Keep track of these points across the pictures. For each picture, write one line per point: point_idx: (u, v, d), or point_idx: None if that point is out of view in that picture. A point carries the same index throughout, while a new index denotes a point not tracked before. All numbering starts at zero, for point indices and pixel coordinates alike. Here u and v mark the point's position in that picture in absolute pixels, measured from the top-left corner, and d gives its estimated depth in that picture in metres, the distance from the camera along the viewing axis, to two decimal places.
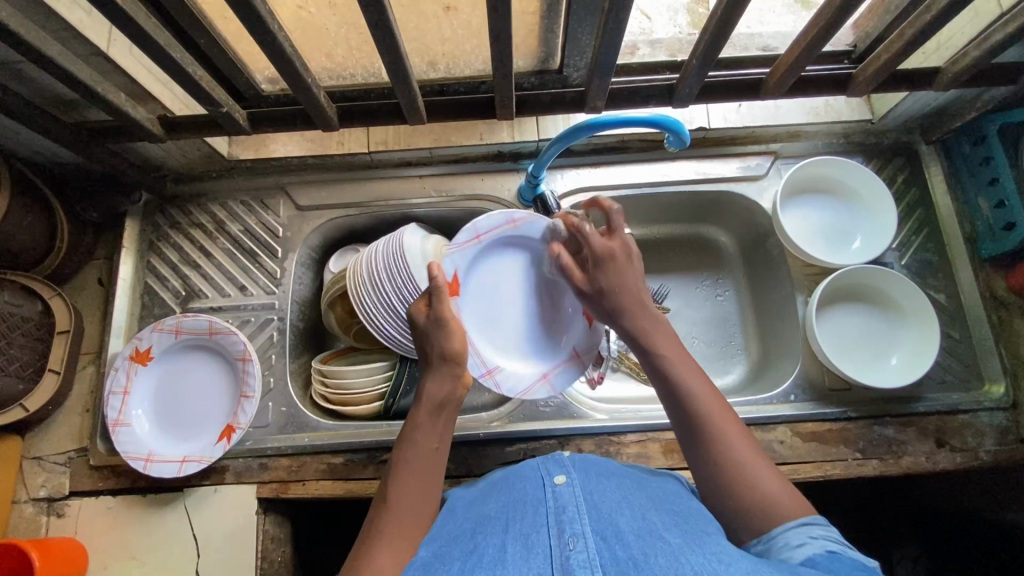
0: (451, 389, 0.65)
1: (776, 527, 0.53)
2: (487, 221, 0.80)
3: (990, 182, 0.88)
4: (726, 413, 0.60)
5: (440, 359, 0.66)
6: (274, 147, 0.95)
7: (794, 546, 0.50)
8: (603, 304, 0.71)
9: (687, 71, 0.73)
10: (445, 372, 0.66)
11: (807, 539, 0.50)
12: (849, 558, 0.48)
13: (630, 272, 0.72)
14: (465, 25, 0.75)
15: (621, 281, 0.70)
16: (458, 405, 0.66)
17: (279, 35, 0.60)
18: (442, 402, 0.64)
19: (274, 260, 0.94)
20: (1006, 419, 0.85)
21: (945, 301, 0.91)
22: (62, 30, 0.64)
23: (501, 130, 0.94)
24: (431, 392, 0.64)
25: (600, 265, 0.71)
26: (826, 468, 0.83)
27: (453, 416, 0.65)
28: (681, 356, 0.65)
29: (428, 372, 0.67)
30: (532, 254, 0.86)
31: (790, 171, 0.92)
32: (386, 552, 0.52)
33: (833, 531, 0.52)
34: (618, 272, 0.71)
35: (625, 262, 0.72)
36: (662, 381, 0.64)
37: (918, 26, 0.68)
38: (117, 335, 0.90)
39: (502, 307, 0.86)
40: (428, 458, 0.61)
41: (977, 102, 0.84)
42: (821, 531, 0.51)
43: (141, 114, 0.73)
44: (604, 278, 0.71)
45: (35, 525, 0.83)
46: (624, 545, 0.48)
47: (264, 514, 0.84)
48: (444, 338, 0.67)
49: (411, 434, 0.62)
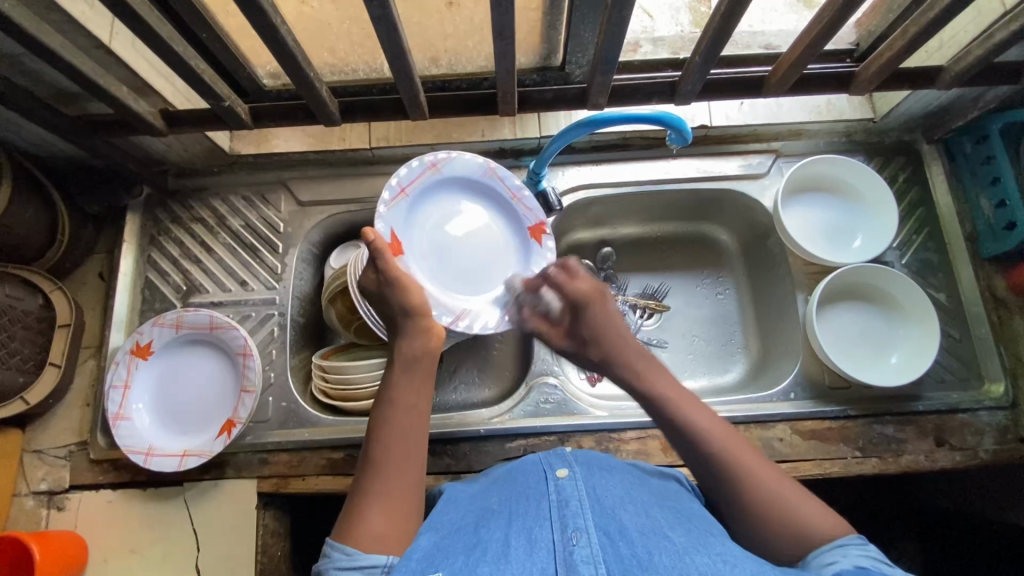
0: (425, 343, 0.65)
1: (808, 551, 0.53)
2: (407, 172, 0.80)
3: (992, 182, 0.89)
4: (741, 444, 0.60)
5: (404, 317, 0.67)
6: (277, 142, 0.93)
7: (825, 564, 0.51)
8: (595, 352, 0.71)
9: (689, 68, 0.73)
10: (416, 328, 0.66)
11: (839, 557, 0.50)
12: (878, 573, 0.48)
13: (610, 312, 0.73)
14: (467, 21, 0.76)
15: (600, 322, 0.72)
16: (436, 359, 0.66)
17: (283, 29, 0.60)
18: (418, 356, 0.64)
19: (275, 255, 0.94)
20: (1005, 418, 0.85)
21: (946, 300, 0.91)
22: (65, 23, 0.64)
23: (503, 127, 0.94)
24: (405, 348, 0.65)
25: (580, 309, 0.73)
26: (825, 466, 0.83)
27: (431, 369, 0.65)
28: (678, 392, 0.65)
29: (398, 333, 0.67)
30: (467, 193, 0.87)
31: (794, 168, 0.93)
32: (377, 515, 0.53)
33: (869, 550, 0.51)
34: (594, 319, 0.72)
35: (598, 302, 0.73)
36: (668, 425, 0.63)
37: (921, 24, 0.68)
38: (118, 330, 0.90)
39: (450, 249, 0.85)
40: (409, 414, 0.60)
41: (978, 103, 0.85)
42: (857, 550, 0.51)
43: (142, 107, 0.73)
44: (585, 324, 0.72)
45: (36, 518, 0.83)
46: (628, 542, 0.49)
47: (264, 509, 0.84)
48: (402, 295, 0.67)
49: (389, 394, 0.61)
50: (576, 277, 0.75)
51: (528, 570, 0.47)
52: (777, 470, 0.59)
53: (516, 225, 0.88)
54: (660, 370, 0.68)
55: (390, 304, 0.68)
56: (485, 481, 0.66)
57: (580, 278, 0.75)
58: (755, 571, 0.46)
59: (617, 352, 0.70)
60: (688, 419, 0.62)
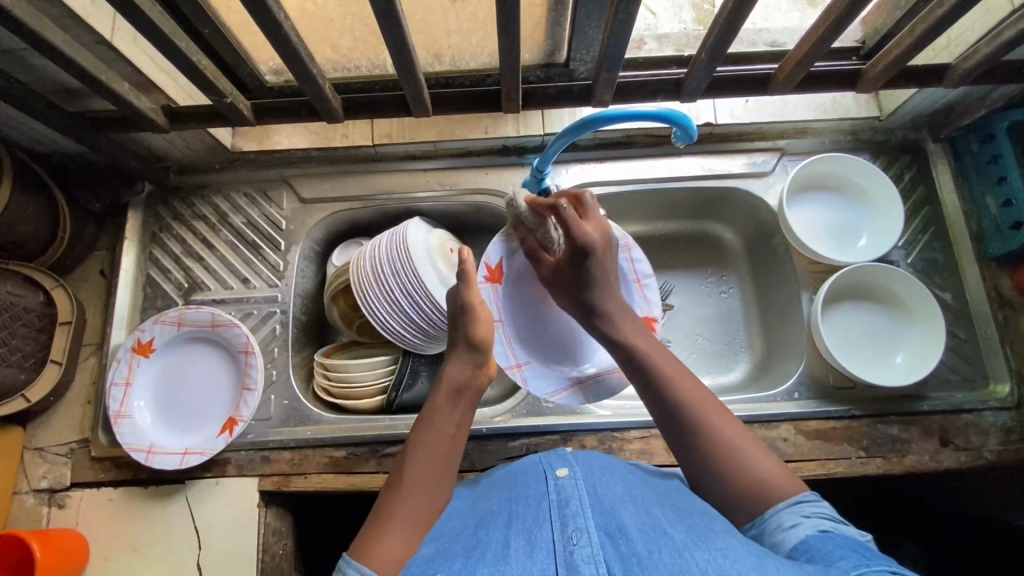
0: (472, 374, 0.66)
1: (766, 508, 0.55)
2: None
3: (998, 182, 0.88)
4: (704, 395, 0.61)
5: (465, 344, 0.68)
6: (278, 139, 0.93)
7: (787, 527, 0.52)
8: (581, 295, 0.69)
9: (695, 65, 0.72)
10: (465, 358, 0.67)
11: (799, 519, 0.52)
12: (841, 536, 0.49)
13: (610, 263, 0.69)
14: (472, 18, 0.75)
15: (603, 271, 0.68)
16: (478, 393, 0.66)
17: (286, 24, 0.60)
18: (462, 385, 0.65)
19: (277, 253, 0.94)
20: (1011, 419, 0.85)
21: (951, 300, 0.91)
22: (66, 18, 0.63)
23: (506, 124, 0.94)
24: (452, 376, 0.65)
25: (587, 253, 0.67)
26: (829, 466, 0.82)
27: (472, 403, 0.65)
28: (650, 344, 0.66)
29: (449, 355, 0.68)
30: None
31: (797, 167, 0.93)
32: (396, 538, 0.52)
33: (824, 507, 0.53)
34: (596, 266, 0.68)
35: (602, 251, 0.68)
36: (636, 368, 0.64)
37: (929, 21, 0.67)
38: (120, 327, 0.89)
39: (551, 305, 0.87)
40: (445, 442, 0.60)
41: (986, 101, 0.84)
42: (813, 508, 0.53)
43: (144, 103, 0.72)
44: (587, 270, 0.68)
45: (37, 516, 0.83)
46: (628, 540, 0.49)
47: (266, 507, 0.84)
48: (471, 324, 0.68)
49: (429, 416, 0.62)
50: (586, 218, 0.71)
51: (528, 569, 0.47)
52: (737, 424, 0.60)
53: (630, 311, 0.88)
54: (635, 321, 0.68)
55: (456, 326, 0.69)
56: (486, 482, 0.65)
57: (589, 220, 0.70)
58: (754, 564, 0.45)
59: (606, 299, 0.68)
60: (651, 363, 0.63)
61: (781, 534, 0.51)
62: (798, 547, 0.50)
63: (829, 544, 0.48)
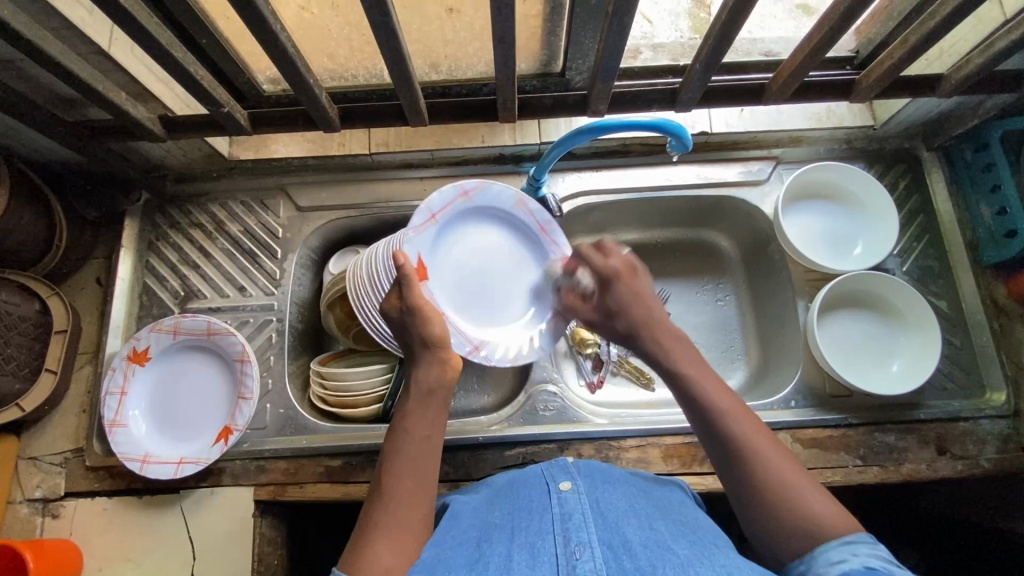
0: (440, 374, 0.64)
1: (816, 546, 0.51)
2: (440, 199, 0.80)
3: (992, 190, 0.88)
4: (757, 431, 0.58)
5: (421, 346, 0.66)
6: (275, 147, 0.94)
7: (833, 563, 0.49)
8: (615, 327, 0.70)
9: (690, 75, 0.73)
10: (434, 358, 0.65)
11: (848, 556, 0.49)
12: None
13: (642, 290, 0.70)
14: (468, 27, 0.76)
15: (635, 298, 0.69)
16: (449, 391, 0.65)
17: (282, 35, 0.60)
18: (432, 388, 0.63)
19: (274, 260, 0.94)
20: (1007, 427, 0.85)
21: (948, 309, 0.91)
22: (64, 29, 0.63)
23: (503, 133, 0.94)
24: (423, 379, 0.64)
25: (610, 285, 0.70)
26: (826, 475, 0.82)
27: (445, 402, 0.64)
28: (702, 370, 0.63)
29: (414, 364, 0.66)
30: (490, 219, 0.87)
31: (794, 175, 0.93)
32: (385, 549, 0.52)
33: (879, 549, 0.49)
34: (622, 294, 0.69)
35: (629, 281, 0.70)
36: (687, 399, 0.61)
37: (921, 32, 0.68)
38: (116, 335, 0.89)
39: (472, 276, 0.86)
40: (420, 446, 0.59)
41: (977, 110, 0.85)
42: (867, 549, 0.49)
43: (141, 112, 0.72)
44: (615, 301, 0.70)
45: (31, 526, 0.82)
46: (631, 556, 0.48)
47: (261, 516, 0.83)
48: (421, 325, 0.66)
49: (401, 421, 0.61)
50: (610, 253, 0.72)
51: None
52: (790, 457, 0.57)
53: (541, 256, 0.90)
54: (690, 352, 0.65)
55: (410, 330, 0.66)
56: (488, 494, 0.65)
57: (610, 255, 0.72)
58: None
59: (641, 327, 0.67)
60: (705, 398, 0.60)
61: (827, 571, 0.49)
62: None
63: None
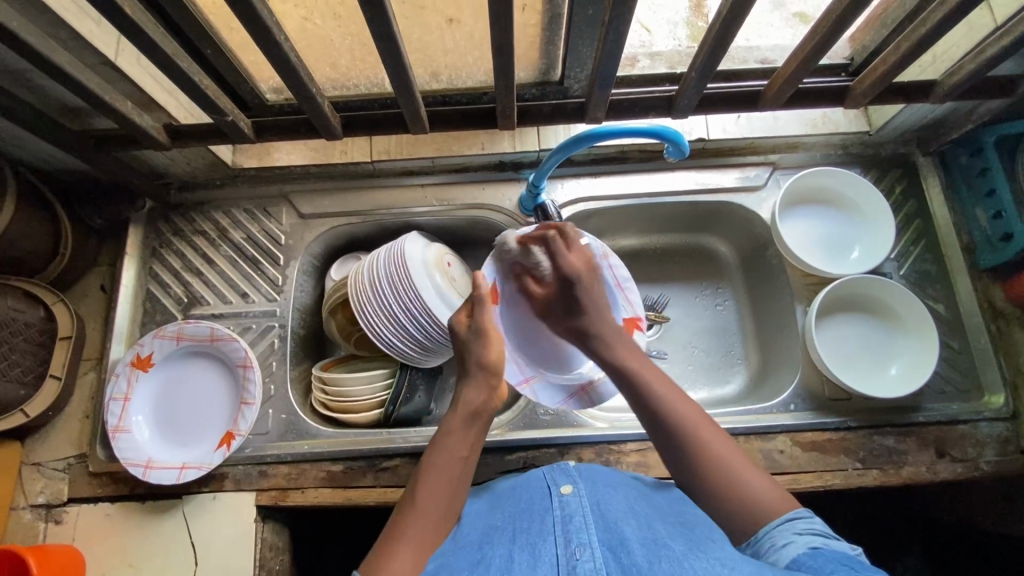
0: (486, 399, 0.66)
1: (760, 526, 0.57)
2: (524, 232, 0.80)
3: (988, 194, 0.89)
4: (702, 420, 0.64)
5: (478, 368, 0.68)
6: (278, 156, 0.95)
7: (781, 545, 0.54)
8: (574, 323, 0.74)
9: (685, 83, 0.74)
10: (483, 382, 0.67)
11: (793, 537, 0.54)
12: (829, 551, 0.51)
13: (595, 288, 0.74)
14: (468, 37, 0.77)
15: (588, 295, 0.73)
16: (490, 417, 0.67)
17: (286, 45, 0.61)
18: (476, 411, 0.65)
19: (276, 267, 0.95)
20: (1006, 429, 0.85)
21: (945, 312, 0.91)
22: (72, 40, 0.65)
23: (503, 140, 0.95)
24: (468, 400, 0.66)
25: (568, 282, 0.73)
26: (826, 478, 0.83)
27: (485, 426, 0.66)
28: (645, 364, 0.69)
29: (464, 379, 0.68)
30: None
31: (791, 179, 0.94)
32: (408, 555, 0.54)
33: (816, 523, 0.55)
34: (584, 292, 0.73)
35: (584, 278, 0.74)
36: (635, 395, 0.67)
37: (913, 39, 0.69)
38: (119, 342, 0.90)
39: None
40: (458, 465, 0.61)
41: (972, 114, 0.86)
42: (807, 526, 0.55)
43: (146, 121, 0.74)
44: (572, 299, 0.73)
45: (34, 532, 0.83)
46: (629, 553, 0.49)
47: (263, 522, 0.84)
48: (483, 348, 0.68)
49: (442, 440, 0.63)
50: (571, 247, 0.75)
51: None
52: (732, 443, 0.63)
53: None
54: (632, 349, 0.70)
55: (470, 352, 0.68)
56: (490, 497, 0.66)
57: (576, 250, 0.75)
58: None
59: (600, 325, 0.72)
60: (651, 390, 0.65)
61: (776, 553, 0.53)
62: (791, 564, 0.51)
63: (820, 560, 0.50)
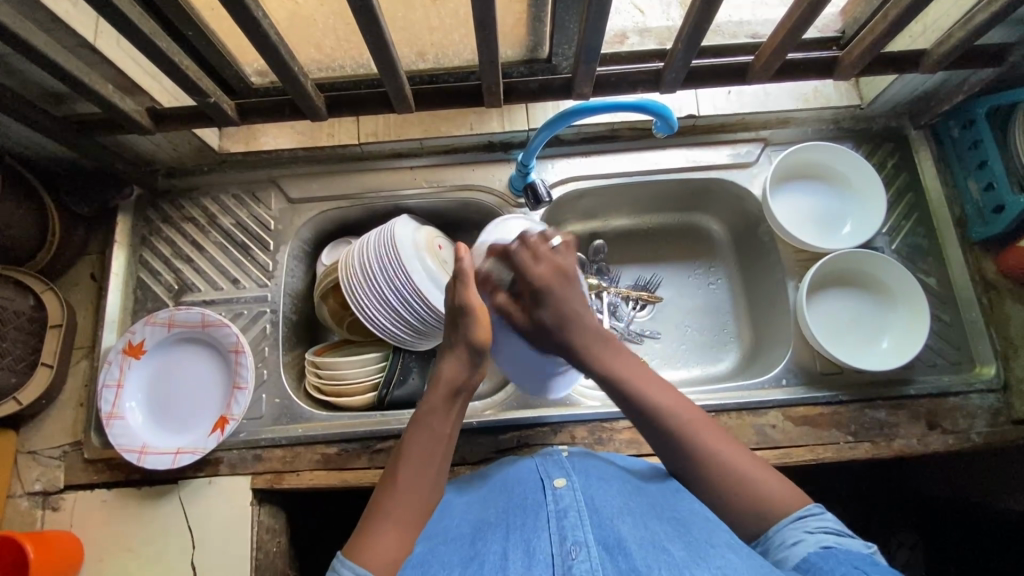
0: (466, 375, 0.66)
1: (770, 526, 0.56)
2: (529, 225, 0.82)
3: (980, 166, 0.88)
4: (698, 417, 0.64)
5: (464, 346, 0.66)
6: (265, 140, 0.94)
7: (790, 544, 0.53)
8: (558, 339, 0.71)
9: (671, 57, 0.74)
10: (462, 359, 0.66)
11: (803, 535, 0.53)
12: (843, 550, 0.50)
13: (572, 294, 0.72)
14: (453, 14, 0.76)
15: (566, 316, 0.71)
16: (471, 394, 0.67)
17: (264, 22, 0.60)
18: (457, 387, 0.66)
19: (266, 252, 0.94)
20: (997, 401, 0.85)
21: (936, 285, 0.91)
22: (49, 22, 0.63)
23: (491, 120, 0.94)
24: (445, 378, 0.66)
25: (544, 295, 0.72)
26: (818, 451, 0.83)
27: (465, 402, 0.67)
28: (661, 390, 0.66)
29: (446, 349, 0.68)
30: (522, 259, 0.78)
31: (800, 145, 0.93)
32: (394, 536, 0.55)
33: (828, 520, 0.54)
34: (556, 305, 0.71)
35: (565, 281, 0.73)
36: (627, 403, 0.67)
37: (900, 8, 0.68)
38: (111, 329, 0.90)
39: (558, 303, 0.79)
40: (439, 445, 0.62)
41: (964, 87, 0.84)
42: (816, 523, 0.54)
43: (128, 105, 0.73)
44: (548, 311, 0.72)
45: (31, 519, 0.83)
46: (626, 555, 0.49)
47: (260, 505, 0.84)
48: (474, 327, 0.66)
49: (425, 416, 0.64)
50: (539, 257, 0.73)
51: None
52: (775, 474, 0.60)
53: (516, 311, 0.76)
54: (639, 369, 0.68)
55: (456, 331, 0.67)
56: (482, 491, 0.66)
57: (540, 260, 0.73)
58: None
59: (580, 337, 0.71)
60: (644, 395, 0.66)
61: (785, 552, 0.52)
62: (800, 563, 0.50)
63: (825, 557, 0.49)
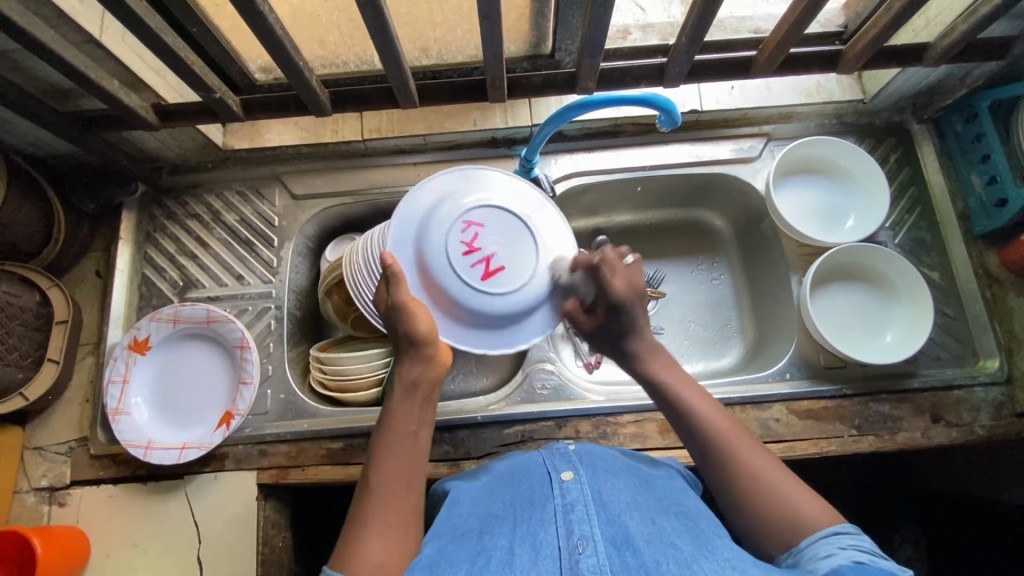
0: (426, 368, 0.64)
1: (801, 539, 0.54)
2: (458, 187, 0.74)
3: (983, 160, 0.89)
4: (733, 424, 0.64)
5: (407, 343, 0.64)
6: (269, 136, 0.94)
7: (822, 557, 0.51)
8: (624, 346, 0.70)
9: (677, 49, 0.73)
10: (418, 352, 0.65)
11: (835, 549, 0.51)
12: (876, 568, 0.48)
13: (644, 307, 0.70)
14: (456, 10, 0.77)
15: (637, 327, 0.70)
16: (437, 384, 0.65)
17: (270, 16, 0.61)
18: (417, 382, 0.64)
19: (270, 249, 0.94)
20: (1001, 394, 0.85)
21: (940, 279, 0.91)
22: (55, 17, 0.63)
23: (494, 116, 0.95)
24: (406, 376, 0.64)
25: (623, 308, 0.68)
26: (822, 445, 0.83)
27: (432, 395, 0.65)
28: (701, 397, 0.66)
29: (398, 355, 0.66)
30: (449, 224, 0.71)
31: (806, 138, 0.94)
32: (377, 542, 0.53)
33: (863, 541, 0.52)
34: (630, 316, 0.69)
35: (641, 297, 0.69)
36: (668, 407, 0.67)
37: (904, 0, 0.68)
38: (117, 326, 0.90)
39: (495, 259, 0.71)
40: (408, 444, 0.60)
41: (966, 80, 0.85)
42: (850, 540, 0.52)
43: (134, 101, 0.73)
44: (621, 320, 0.69)
45: (38, 515, 0.84)
46: (635, 551, 0.49)
47: (265, 500, 0.85)
48: (407, 322, 0.64)
49: (389, 418, 0.62)
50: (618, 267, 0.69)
51: None
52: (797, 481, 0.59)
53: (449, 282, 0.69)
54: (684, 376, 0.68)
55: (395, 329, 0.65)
56: (488, 483, 0.66)
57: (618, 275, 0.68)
58: None
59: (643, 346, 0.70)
60: (682, 400, 0.66)
61: (816, 564, 0.50)
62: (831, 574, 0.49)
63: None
